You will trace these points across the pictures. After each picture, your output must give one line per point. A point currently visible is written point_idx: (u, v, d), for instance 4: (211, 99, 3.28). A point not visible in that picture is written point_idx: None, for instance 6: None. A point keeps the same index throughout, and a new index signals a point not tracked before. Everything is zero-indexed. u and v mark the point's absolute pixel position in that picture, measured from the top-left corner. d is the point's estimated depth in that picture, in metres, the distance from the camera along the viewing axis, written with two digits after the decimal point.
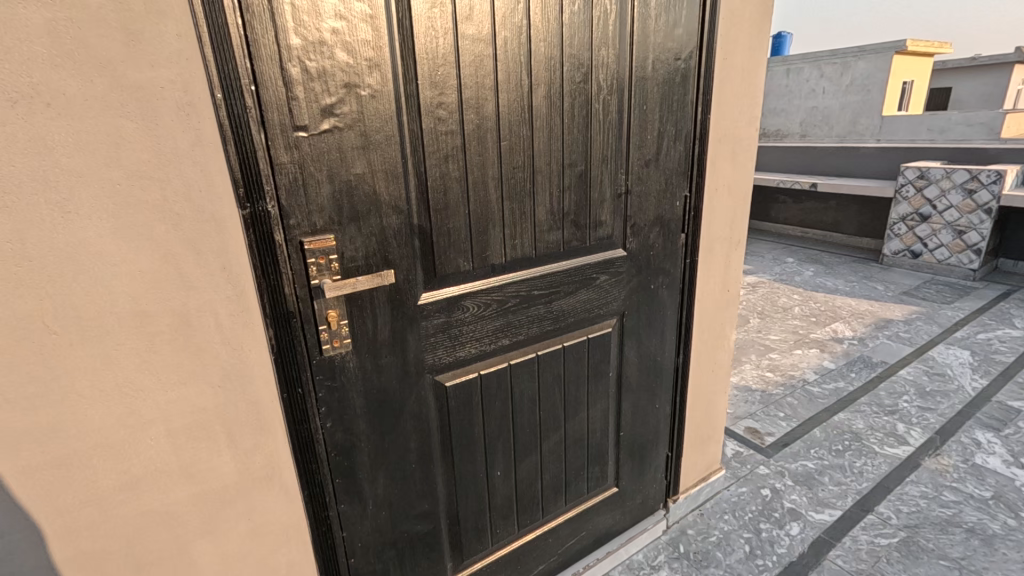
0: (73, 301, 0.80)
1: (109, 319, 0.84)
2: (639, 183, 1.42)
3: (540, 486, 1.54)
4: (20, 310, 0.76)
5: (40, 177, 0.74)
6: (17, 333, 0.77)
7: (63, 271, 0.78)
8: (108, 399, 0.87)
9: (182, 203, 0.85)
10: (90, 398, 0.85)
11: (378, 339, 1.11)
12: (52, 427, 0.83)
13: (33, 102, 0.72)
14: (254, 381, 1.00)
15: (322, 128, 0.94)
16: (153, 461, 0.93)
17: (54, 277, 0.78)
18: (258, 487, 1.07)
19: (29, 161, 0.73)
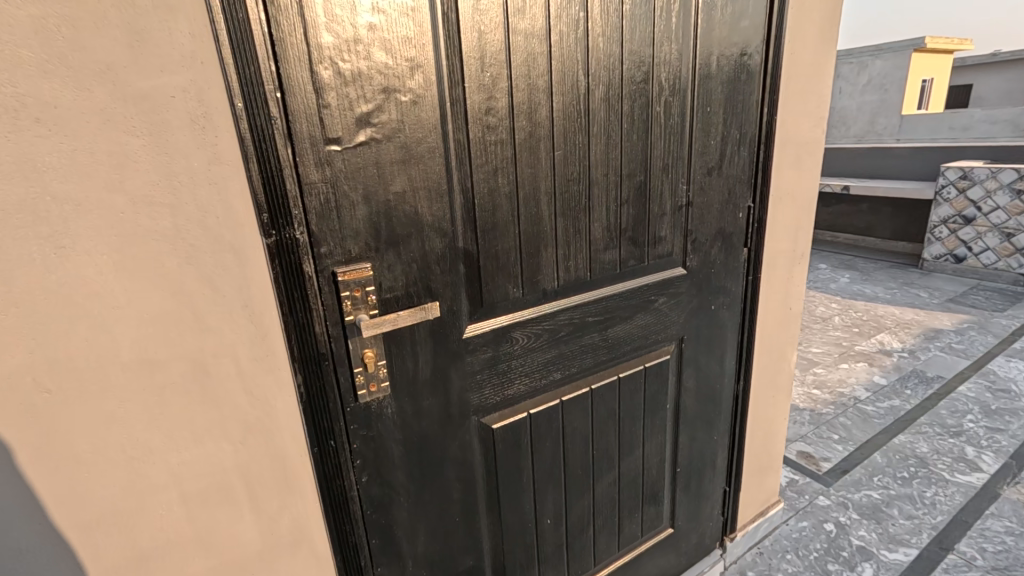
0: (70, 352, 0.67)
1: (112, 372, 0.70)
2: (702, 193, 1.28)
3: (592, 532, 1.38)
4: (5, 367, 0.63)
5: (27, 206, 0.61)
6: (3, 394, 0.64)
7: (58, 317, 0.65)
8: (112, 465, 0.73)
9: (197, 231, 0.72)
10: (90, 466, 0.71)
11: (419, 379, 0.97)
12: (46, 502, 0.69)
13: (19, 116, 0.59)
14: (280, 434, 0.86)
15: (358, 140, 0.80)
16: (165, 532, 0.80)
17: (46, 325, 0.65)
18: (284, 553, 0.92)
19: (16, 188, 0.60)
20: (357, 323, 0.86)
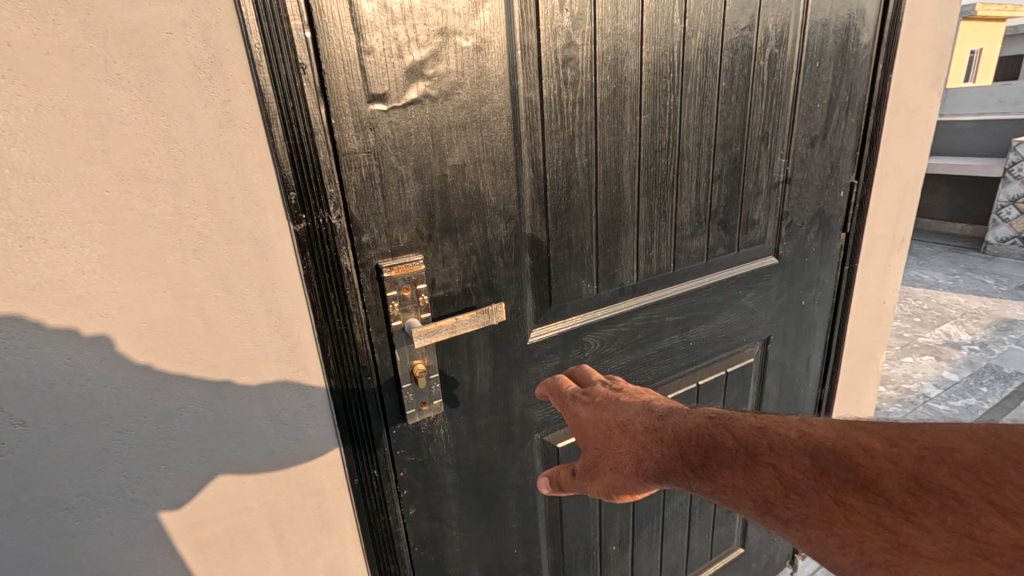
0: (46, 374, 0.51)
1: (103, 398, 0.55)
2: (802, 168, 1.07)
3: (660, 557, 1.22)
4: None
5: None
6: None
7: (28, 329, 0.50)
8: (108, 511, 0.58)
9: (206, 216, 0.55)
10: (82, 513, 0.57)
11: (476, 394, 0.81)
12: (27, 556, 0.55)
13: None
14: (313, 466, 0.70)
15: (408, 98, 0.63)
16: None
17: (12, 341, 0.49)
18: None
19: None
20: (405, 330, 0.69)
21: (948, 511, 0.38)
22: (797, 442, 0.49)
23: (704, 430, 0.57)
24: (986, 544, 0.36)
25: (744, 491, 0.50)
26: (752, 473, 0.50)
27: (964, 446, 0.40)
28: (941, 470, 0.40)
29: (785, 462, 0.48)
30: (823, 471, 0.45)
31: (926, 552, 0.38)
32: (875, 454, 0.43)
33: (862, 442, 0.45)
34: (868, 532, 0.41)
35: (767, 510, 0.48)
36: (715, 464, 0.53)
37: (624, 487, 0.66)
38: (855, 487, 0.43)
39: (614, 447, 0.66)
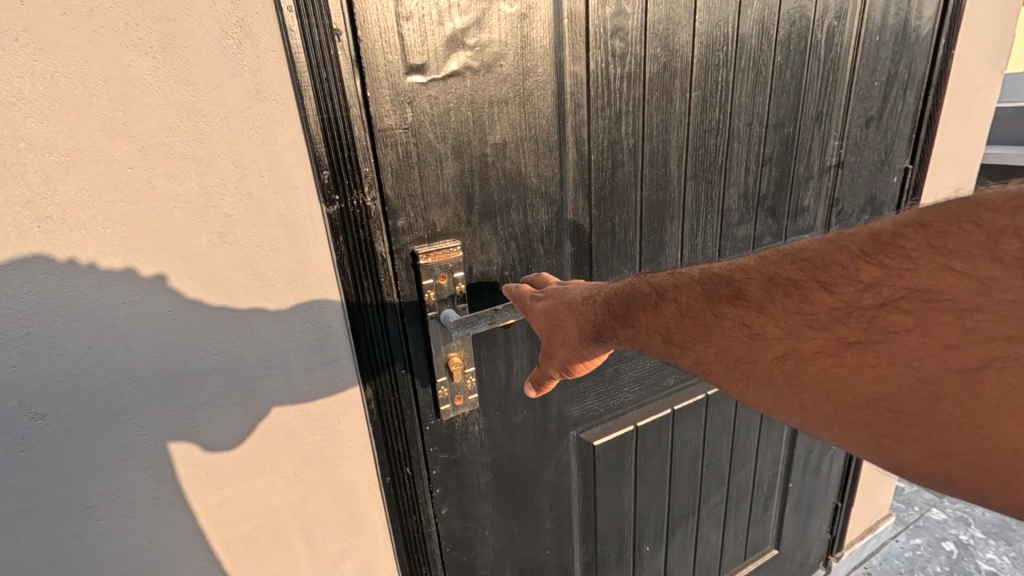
0: (66, 365, 0.48)
1: (126, 390, 0.51)
2: (855, 152, 1.00)
3: (693, 558, 1.17)
4: None
5: None
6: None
7: (47, 316, 0.46)
8: (130, 510, 0.55)
9: (233, 196, 0.51)
10: (104, 511, 0.54)
11: (512, 389, 0.76)
12: (48, 556, 0.52)
13: None
14: (344, 464, 0.66)
15: (449, 69, 0.58)
16: None
17: (31, 329, 0.46)
18: None
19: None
20: (441, 321, 0.65)
21: (789, 297, 0.40)
22: (692, 278, 0.50)
23: (620, 288, 0.58)
24: (813, 316, 0.39)
25: (648, 328, 0.52)
26: (647, 310, 0.52)
27: (812, 247, 0.41)
28: (790, 266, 0.42)
29: (677, 294, 0.50)
30: (709, 290, 0.47)
31: (771, 336, 0.41)
32: (750, 268, 0.45)
33: (742, 264, 0.46)
34: (734, 332, 0.43)
35: (669, 339, 0.49)
36: (624, 309, 0.55)
37: (577, 358, 0.63)
38: (725, 300, 0.45)
39: (560, 326, 0.62)
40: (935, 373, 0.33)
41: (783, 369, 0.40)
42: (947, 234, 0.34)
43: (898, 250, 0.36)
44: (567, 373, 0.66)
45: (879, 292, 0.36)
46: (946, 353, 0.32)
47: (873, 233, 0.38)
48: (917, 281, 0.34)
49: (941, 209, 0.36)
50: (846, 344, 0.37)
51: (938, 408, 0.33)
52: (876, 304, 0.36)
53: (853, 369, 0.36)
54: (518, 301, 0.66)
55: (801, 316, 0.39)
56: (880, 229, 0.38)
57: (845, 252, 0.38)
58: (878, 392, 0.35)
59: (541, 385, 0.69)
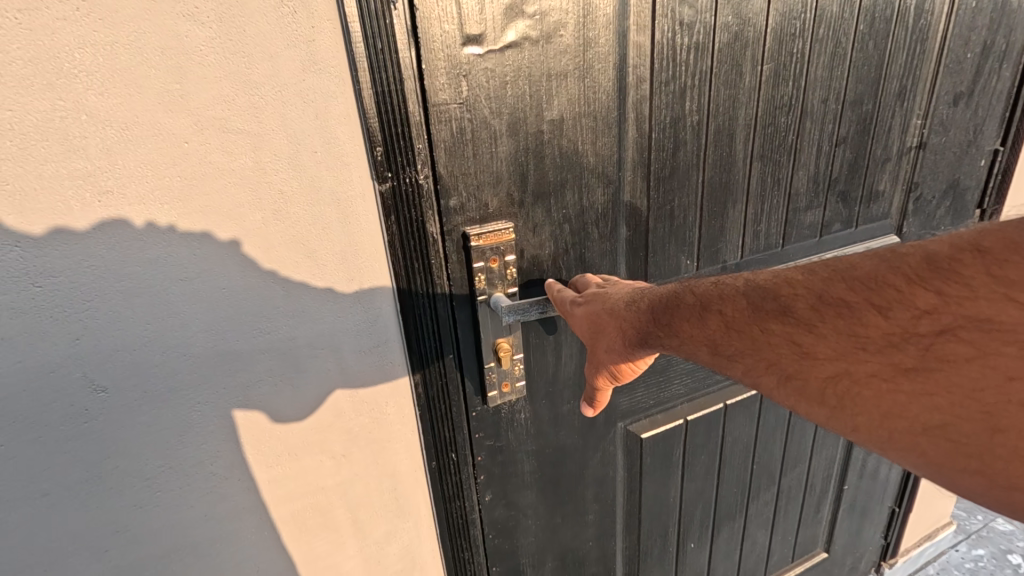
0: (126, 340, 0.48)
1: (183, 367, 0.51)
2: (940, 131, 0.91)
3: (738, 557, 1.13)
4: (45, 356, 0.46)
5: (55, 129, 0.41)
6: (43, 393, 0.47)
7: (107, 292, 0.46)
8: (186, 483, 0.56)
9: (286, 172, 0.50)
10: (161, 484, 0.54)
11: (560, 378, 0.74)
12: (110, 525, 0.54)
13: None
14: (391, 447, 0.66)
15: (507, 40, 0.55)
16: (255, 560, 0.63)
17: (94, 303, 0.46)
18: None
19: (35, 101, 0.40)
20: (490, 305, 0.63)
21: (841, 320, 0.39)
22: (732, 286, 0.48)
23: (656, 291, 0.55)
24: (867, 340, 0.38)
25: (688, 337, 0.50)
26: (686, 318, 0.51)
27: (863, 262, 0.39)
28: (838, 284, 0.40)
29: (719, 304, 0.48)
30: (753, 304, 0.45)
31: (823, 356, 0.40)
32: (795, 282, 0.43)
33: (785, 276, 0.44)
34: (784, 350, 0.42)
35: (715, 351, 0.48)
36: (663, 315, 0.53)
37: (621, 364, 0.60)
38: (771, 314, 0.44)
39: (603, 333, 0.58)
40: (995, 405, 0.33)
41: (836, 390, 0.40)
42: (1006, 262, 0.33)
43: (955, 275, 0.35)
44: (615, 379, 0.62)
45: (937, 320, 0.35)
46: (1008, 385, 0.32)
47: (927, 253, 0.36)
48: (974, 311, 0.33)
49: (996, 231, 0.34)
50: (905, 370, 0.36)
51: (997, 440, 0.33)
52: (935, 332, 0.35)
53: (912, 395, 0.36)
54: (556, 306, 0.62)
55: (856, 340, 0.38)
56: (933, 250, 0.36)
57: (898, 274, 0.37)
58: (938, 419, 0.35)
59: (591, 393, 0.66)
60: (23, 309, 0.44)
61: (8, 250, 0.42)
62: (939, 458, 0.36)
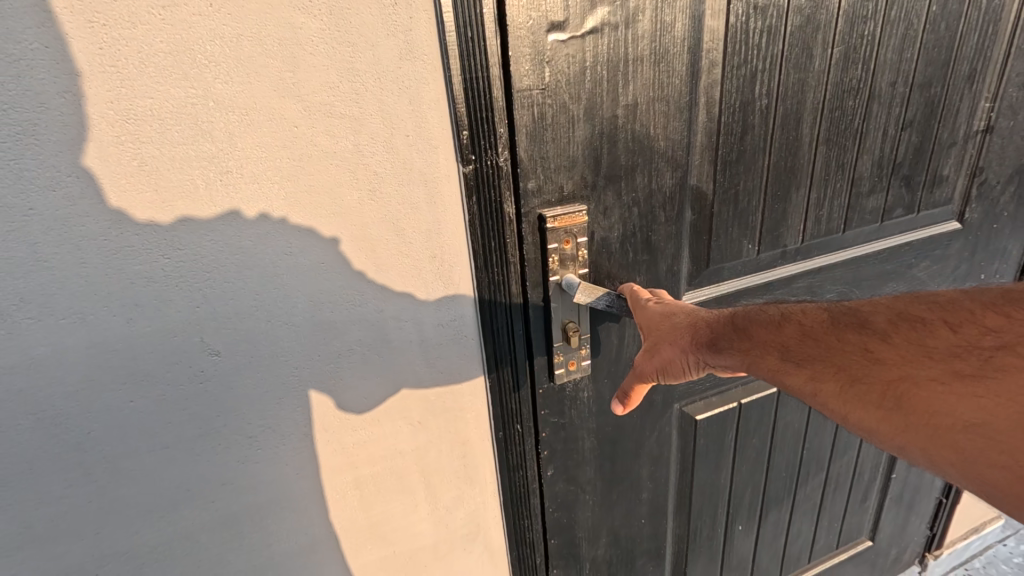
0: (238, 309, 0.52)
1: (285, 335, 0.55)
2: (1009, 115, 0.89)
3: (784, 542, 1.14)
4: (169, 321, 0.50)
5: (189, 115, 0.45)
6: (167, 355, 0.51)
7: (224, 264, 0.50)
8: (282, 442, 0.60)
9: (381, 154, 0.53)
10: (262, 442, 0.59)
11: (622, 359, 0.76)
12: (216, 478, 0.58)
13: None
14: (462, 416, 0.69)
15: (588, 27, 0.56)
16: (338, 519, 0.66)
17: (213, 274, 0.50)
18: (460, 550, 0.76)
19: (172, 89, 0.44)
20: (562, 286, 0.65)
21: (915, 331, 0.42)
22: (815, 308, 0.52)
23: (739, 309, 0.58)
24: (933, 350, 0.40)
25: (759, 340, 0.52)
26: (762, 325, 0.53)
27: (947, 296, 0.44)
28: (920, 307, 0.44)
29: (799, 317, 0.51)
30: (834, 319, 0.48)
31: (889, 360, 0.42)
32: (878, 306, 0.47)
33: (871, 303, 0.49)
34: (852, 353, 0.44)
35: (779, 353, 0.49)
36: (741, 322, 0.55)
37: (676, 364, 0.60)
38: (849, 326, 0.47)
39: (667, 325, 0.60)
40: None
41: (891, 389, 0.41)
42: None
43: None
44: (661, 380, 0.62)
45: (1002, 337, 0.38)
46: None
47: (1006, 293, 0.41)
48: None
49: None
50: (960, 374, 0.38)
51: None
52: (997, 345, 0.38)
53: (960, 395, 0.37)
54: (629, 300, 0.65)
55: (923, 350, 0.41)
56: (1012, 289, 0.41)
57: (976, 304, 0.41)
58: (978, 418, 0.36)
59: (629, 387, 0.64)
60: (156, 280, 0.48)
61: (146, 223, 0.46)
62: (968, 456, 0.36)
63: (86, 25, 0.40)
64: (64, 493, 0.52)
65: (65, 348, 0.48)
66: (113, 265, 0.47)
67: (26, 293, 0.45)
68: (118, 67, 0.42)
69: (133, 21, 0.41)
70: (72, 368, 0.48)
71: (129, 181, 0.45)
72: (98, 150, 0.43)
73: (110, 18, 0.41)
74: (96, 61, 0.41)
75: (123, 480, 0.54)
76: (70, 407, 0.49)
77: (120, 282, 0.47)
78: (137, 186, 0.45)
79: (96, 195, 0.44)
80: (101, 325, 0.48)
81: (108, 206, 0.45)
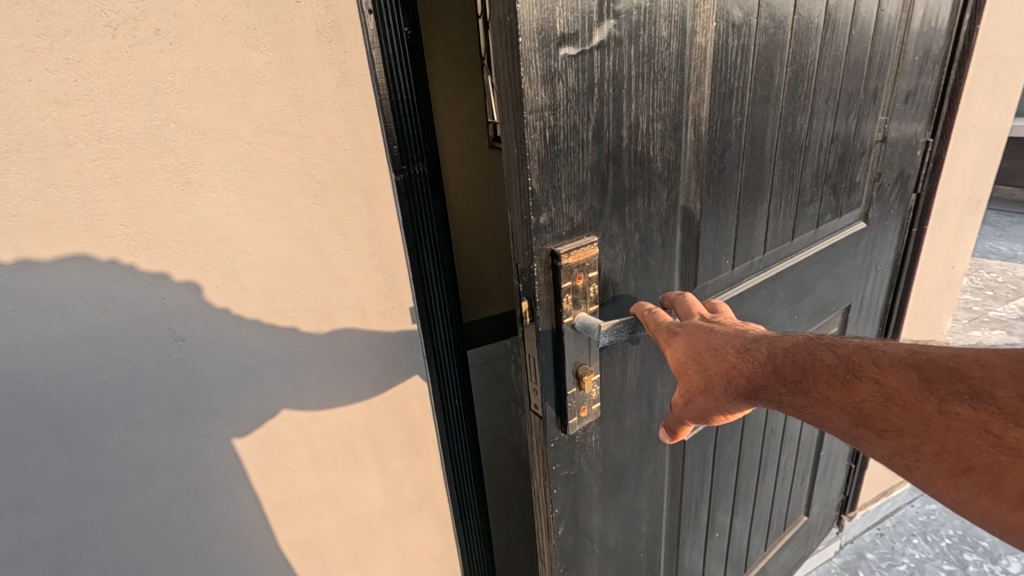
0: (196, 303, 0.56)
1: (239, 322, 0.59)
2: (895, 126, 1.02)
3: (749, 539, 1.19)
4: (138, 313, 0.54)
5: (154, 134, 0.49)
6: (140, 346, 0.55)
7: (186, 261, 0.54)
8: (240, 425, 0.63)
9: (326, 166, 0.58)
10: (215, 422, 0.61)
11: (625, 393, 0.71)
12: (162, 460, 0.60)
13: (139, 23, 0.46)
14: (410, 395, 0.74)
15: (597, 41, 0.50)
16: (296, 489, 0.69)
17: (169, 269, 0.54)
18: (407, 513, 0.79)
19: (139, 114, 0.48)
20: (578, 328, 0.58)
21: None
22: (891, 355, 0.44)
23: (784, 342, 0.52)
24: None
25: (824, 401, 0.47)
26: (825, 381, 0.47)
27: None
28: None
29: (873, 371, 0.44)
30: (925, 379, 0.41)
31: None
32: (992, 366, 0.39)
33: (977, 356, 0.40)
34: (969, 437, 0.38)
35: (861, 423, 0.44)
36: (793, 372, 0.50)
37: (718, 410, 0.56)
38: (954, 395, 0.40)
39: (703, 373, 0.55)
40: None
41: None
42: None
43: None
44: (708, 422, 0.58)
45: None
46: None
47: None
48: None
49: None
50: None
51: None
52: None
53: None
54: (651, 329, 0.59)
55: None
56: None
57: None
58: None
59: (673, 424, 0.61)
60: (126, 277, 0.52)
61: (119, 227, 0.50)
62: None
63: (65, 61, 0.45)
64: (26, 490, 0.54)
65: (43, 339, 0.51)
66: (84, 263, 0.50)
67: (10, 290, 0.48)
68: (91, 94, 0.46)
69: (104, 59, 0.46)
70: (43, 357, 0.51)
71: (96, 192, 0.49)
72: (71, 159, 0.47)
73: (80, 53, 0.45)
74: (73, 92, 0.46)
75: (86, 469, 0.56)
76: (44, 390, 0.52)
77: (90, 280, 0.51)
78: (111, 196, 0.49)
79: (73, 202, 0.48)
80: (74, 323, 0.52)
81: (83, 219, 0.49)
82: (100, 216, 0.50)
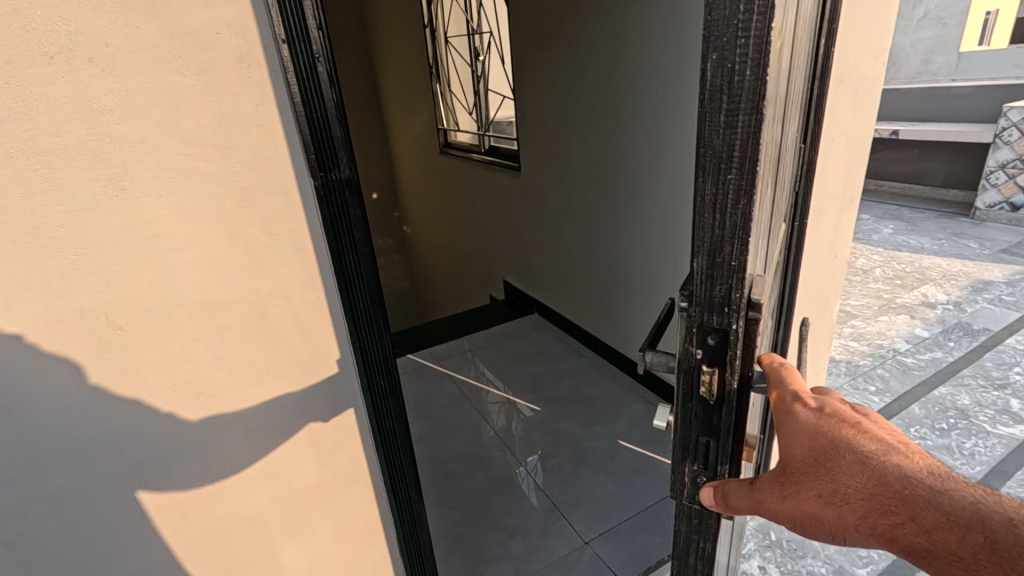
0: (160, 286, 0.72)
1: (183, 299, 0.74)
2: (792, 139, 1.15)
3: None
4: (92, 300, 0.68)
5: (97, 153, 0.64)
6: (80, 331, 0.68)
7: (144, 257, 0.69)
8: (203, 393, 0.79)
9: (249, 173, 0.73)
10: (181, 388, 0.77)
11: None
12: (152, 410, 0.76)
13: (73, 54, 0.60)
14: (338, 372, 0.90)
15: None
16: (231, 464, 0.84)
17: (139, 257, 0.69)
18: (341, 487, 0.97)
19: (75, 130, 0.62)
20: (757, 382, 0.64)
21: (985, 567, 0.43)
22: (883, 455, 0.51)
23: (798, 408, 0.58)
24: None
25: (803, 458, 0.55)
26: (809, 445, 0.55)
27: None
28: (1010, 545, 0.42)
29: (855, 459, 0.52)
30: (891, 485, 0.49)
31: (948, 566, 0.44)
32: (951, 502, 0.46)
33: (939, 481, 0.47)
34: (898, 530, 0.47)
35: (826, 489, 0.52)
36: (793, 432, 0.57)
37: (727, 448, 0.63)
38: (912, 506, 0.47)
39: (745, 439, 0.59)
40: None
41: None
42: None
43: None
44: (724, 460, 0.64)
45: None
46: None
47: None
48: None
49: None
50: None
51: None
52: None
53: None
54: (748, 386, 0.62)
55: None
56: None
57: None
58: None
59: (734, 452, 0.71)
60: (63, 266, 0.65)
61: (56, 223, 0.64)
62: None
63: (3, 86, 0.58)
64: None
65: None
66: (41, 254, 0.64)
67: None
68: (29, 114, 0.60)
69: (42, 83, 0.59)
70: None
71: (41, 197, 0.62)
72: (28, 165, 0.61)
73: (21, 80, 0.58)
74: (14, 111, 0.59)
75: (55, 421, 0.70)
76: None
77: (47, 273, 0.65)
78: (50, 199, 0.63)
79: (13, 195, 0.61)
80: (21, 312, 0.64)
81: (26, 222, 0.62)
82: (41, 219, 0.63)
